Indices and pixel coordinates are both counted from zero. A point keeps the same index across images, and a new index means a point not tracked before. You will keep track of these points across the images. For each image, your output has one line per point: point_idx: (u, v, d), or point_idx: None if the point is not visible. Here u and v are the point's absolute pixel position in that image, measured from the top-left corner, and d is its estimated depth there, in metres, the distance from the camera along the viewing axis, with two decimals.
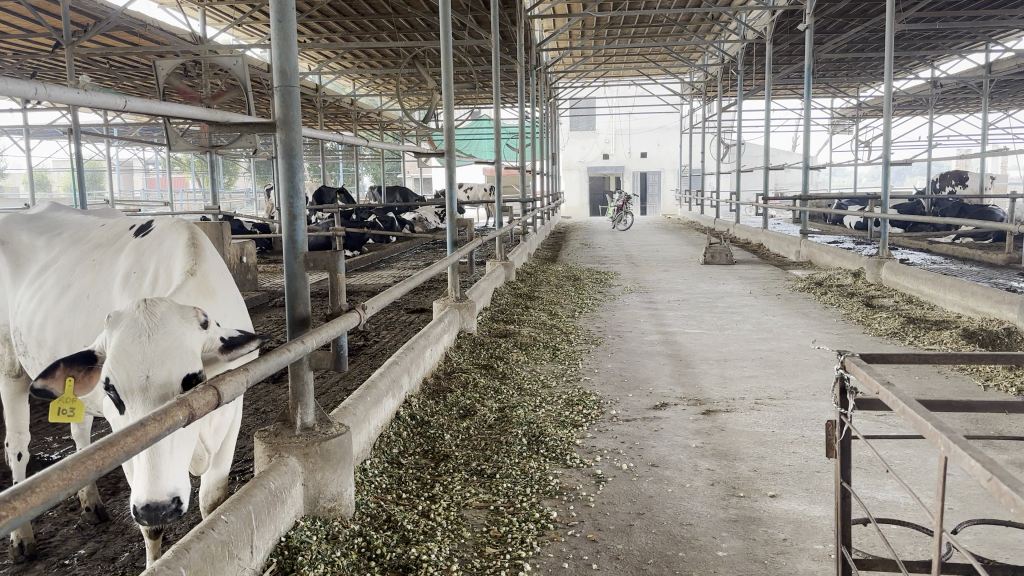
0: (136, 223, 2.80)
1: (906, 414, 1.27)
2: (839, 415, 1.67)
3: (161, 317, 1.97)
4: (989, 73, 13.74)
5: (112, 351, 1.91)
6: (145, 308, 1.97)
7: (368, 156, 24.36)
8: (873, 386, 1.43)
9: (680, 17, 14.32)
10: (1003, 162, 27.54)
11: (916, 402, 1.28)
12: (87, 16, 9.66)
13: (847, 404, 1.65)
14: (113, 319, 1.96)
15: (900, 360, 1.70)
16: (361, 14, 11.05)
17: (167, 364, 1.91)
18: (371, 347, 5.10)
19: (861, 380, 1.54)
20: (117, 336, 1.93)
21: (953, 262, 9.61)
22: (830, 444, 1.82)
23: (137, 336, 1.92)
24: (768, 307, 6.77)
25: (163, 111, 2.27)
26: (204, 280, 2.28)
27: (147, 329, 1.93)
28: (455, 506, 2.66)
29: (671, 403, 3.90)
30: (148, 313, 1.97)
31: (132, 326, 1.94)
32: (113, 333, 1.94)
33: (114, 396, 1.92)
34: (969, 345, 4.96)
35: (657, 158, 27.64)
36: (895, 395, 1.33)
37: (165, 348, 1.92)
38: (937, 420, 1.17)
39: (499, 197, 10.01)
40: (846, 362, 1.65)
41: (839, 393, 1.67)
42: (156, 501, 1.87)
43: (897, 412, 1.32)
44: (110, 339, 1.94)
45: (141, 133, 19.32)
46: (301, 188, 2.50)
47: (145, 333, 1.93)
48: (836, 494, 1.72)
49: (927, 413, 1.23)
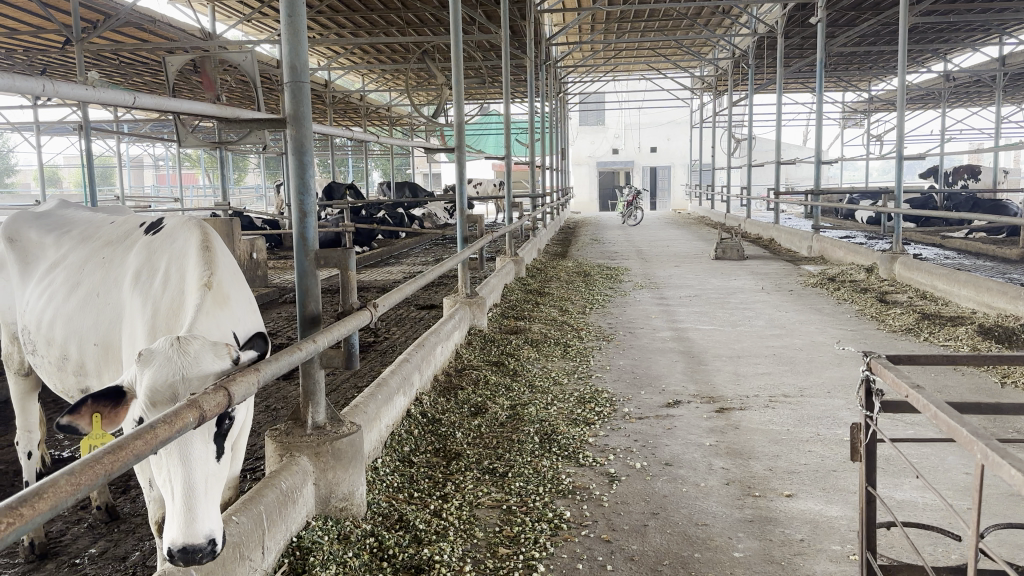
0: (147, 220, 2.78)
1: (938, 417, 1.23)
2: (865, 418, 1.65)
3: (195, 352, 1.80)
4: (1002, 66, 13.61)
5: (145, 394, 1.74)
6: (179, 345, 1.79)
7: (377, 151, 24.35)
8: (902, 389, 1.40)
9: (691, 11, 14.22)
10: (1016, 157, 27.25)
11: (949, 405, 1.24)
12: (97, 13, 9.67)
13: (873, 407, 1.63)
14: (144, 357, 1.77)
15: (926, 362, 1.67)
16: (370, 9, 11.03)
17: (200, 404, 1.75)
18: (381, 343, 5.08)
19: (888, 382, 1.50)
20: (149, 377, 1.74)
21: (967, 257, 9.51)
22: (853, 448, 1.80)
23: (170, 375, 1.74)
24: (780, 303, 6.72)
25: (172, 108, 2.25)
26: (219, 284, 2.25)
27: (181, 368, 1.75)
28: (466, 506, 2.63)
29: (684, 401, 3.87)
30: (181, 350, 1.79)
31: (165, 362, 1.76)
32: (142, 373, 1.76)
33: None
34: (986, 340, 4.89)
35: (667, 153, 27.51)
36: (925, 398, 1.30)
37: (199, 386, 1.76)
38: (972, 427, 1.13)
39: (509, 192, 9.96)
40: (872, 364, 1.62)
41: (865, 395, 1.66)
42: (191, 544, 1.66)
43: (928, 416, 1.28)
44: (141, 379, 1.76)
45: (151, 130, 19.37)
46: (311, 185, 2.48)
47: (179, 372, 1.75)
48: (861, 499, 1.71)
49: (961, 417, 1.19)
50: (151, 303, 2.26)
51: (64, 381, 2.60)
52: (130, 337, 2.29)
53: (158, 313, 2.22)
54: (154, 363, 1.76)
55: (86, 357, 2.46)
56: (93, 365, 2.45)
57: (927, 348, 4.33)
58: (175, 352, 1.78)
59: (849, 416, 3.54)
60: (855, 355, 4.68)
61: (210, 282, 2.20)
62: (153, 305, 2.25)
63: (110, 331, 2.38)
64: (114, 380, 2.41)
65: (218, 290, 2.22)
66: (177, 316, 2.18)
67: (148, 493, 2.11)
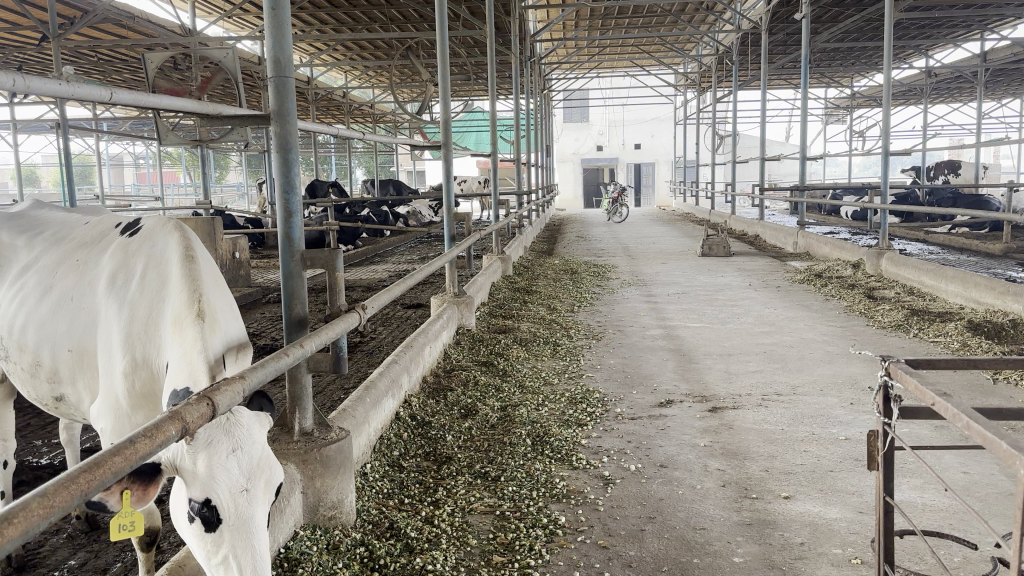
0: (122, 221, 2.67)
1: (971, 428, 1.18)
2: (882, 425, 1.68)
3: (244, 420, 1.67)
4: (984, 62, 13.70)
5: (205, 470, 1.58)
6: (228, 422, 1.65)
7: (361, 149, 24.22)
8: (928, 396, 1.36)
9: (674, 7, 14.19)
10: (997, 152, 27.45)
11: (980, 415, 1.20)
12: (74, 10, 9.48)
13: (891, 414, 1.66)
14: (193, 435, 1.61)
15: (949, 364, 1.65)
16: (353, 5, 10.93)
17: (261, 474, 1.62)
18: (367, 344, 5.01)
19: (911, 389, 1.50)
20: (209, 456, 1.59)
21: (950, 252, 9.57)
22: (870, 456, 1.80)
23: (228, 446, 1.61)
24: (768, 300, 6.70)
25: (152, 103, 2.16)
26: (207, 296, 2.13)
27: (237, 443, 1.62)
28: (459, 512, 2.57)
29: (677, 400, 3.81)
30: (232, 424, 1.65)
31: (218, 431, 1.63)
32: (199, 452, 1.60)
33: (204, 514, 1.56)
34: (976, 336, 4.88)
35: (651, 150, 27.58)
36: (954, 406, 1.25)
37: (259, 456, 1.64)
38: (1007, 436, 1.10)
39: (495, 189, 9.85)
40: (891, 369, 1.62)
41: (883, 401, 1.67)
42: None
43: (958, 425, 1.24)
44: (197, 460, 1.59)
45: (130, 128, 19.13)
46: (296, 182, 2.40)
47: (238, 442, 1.63)
48: (879, 510, 1.69)
49: (993, 426, 1.16)
50: (130, 308, 2.19)
51: (37, 388, 2.50)
52: (107, 344, 2.21)
53: (138, 321, 2.16)
54: (206, 435, 1.62)
55: (60, 363, 2.37)
56: (67, 372, 2.36)
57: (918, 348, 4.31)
58: (223, 422, 1.65)
59: (842, 414, 3.50)
60: (846, 352, 4.66)
61: (198, 296, 2.09)
62: (132, 311, 2.18)
63: (85, 337, 2.30)
64: (89, 387, 2.33)
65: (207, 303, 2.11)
66: (161, 326, 2.11)
67: None
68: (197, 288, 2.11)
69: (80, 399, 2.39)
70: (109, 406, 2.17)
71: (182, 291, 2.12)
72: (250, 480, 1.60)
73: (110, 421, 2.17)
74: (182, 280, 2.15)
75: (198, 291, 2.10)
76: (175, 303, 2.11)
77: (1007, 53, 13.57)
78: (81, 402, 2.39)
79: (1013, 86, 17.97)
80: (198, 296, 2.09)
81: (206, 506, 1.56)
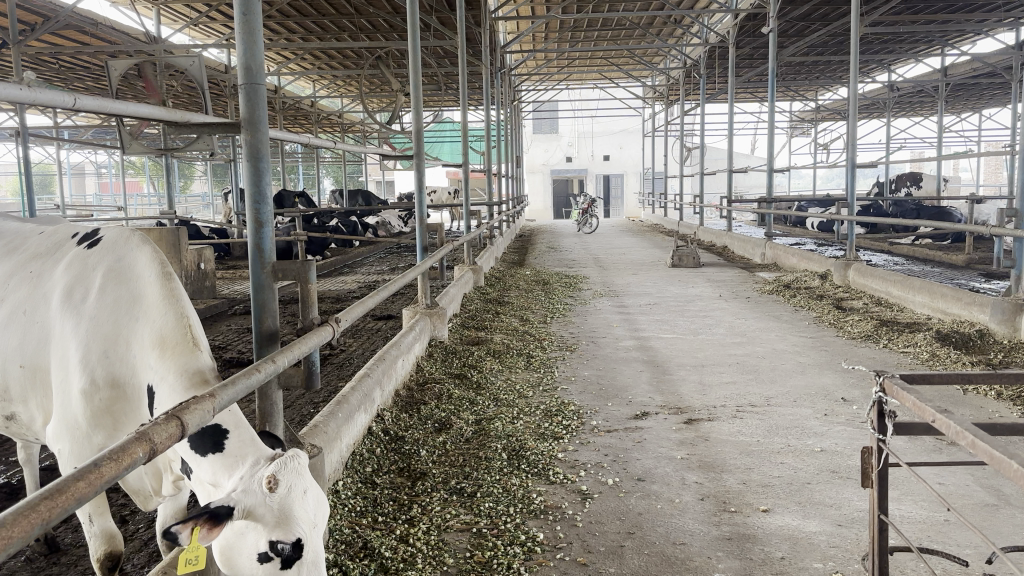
0: (78, 229, 2.56)
1: (975, 446, 1.23)
2: (876, 441, 1.73)
3: (308, 462, 1.72)
4: (944, 76, 14.01)
5: (292, 507, 1.62)
6: (295, 465, 1.69)
7: (329, 159, 24.06)
8: (928, 413, 1.42)
9: (643, 20, 14.30)
10: (957, 166, 28.06)
11: (983, 433, 1.26)
12: (33, 15, 9.25)
13: (885, 429, 1.71)
14: (272, 477, 1.64)
15: (941, 379, 1.71)
16: (321, 14, 10.88)
17: (326, 511, 1.68)
18: (337, 356, 4.94)
19: (909, 406, 1.54)
20: (291, 494, 1.63)
21: (915, 263, 9.72)
22: (863, 473, 1.86)
23: (302, 486, 1.65)
24: (738, 311, 6.73)
25: (117, 110, 2.05)
26: (186, 316, 2.08)
27: (306, 482, 1.67)
28: (434, 529, 2.51)
29: (652, 412, 3.79)
30: (296, 465, 1.70)
31: (293, 475, 1.67)
32: (284, 490, 1.64)
33: (284, 552, 1.58)
34: (945, 346, 4.94)
35: (620, 161, 27.81)
36: (956, 424, 1.31)
37: (323, 495, 1.69)
38: (1016, 454, 1.13)
39: (466, 200, 9.78)
40: (886, 385, 1.67)
41: (877, 416, 1.72)
42: None
43: (961, 443, 1.29)
44: (283, 500, 1.63)
45: (93, 137, 18.81)
46: (267, 193, 2.33)
47: (309, 483, 1.68)
48: (874, 528, 1.77)
49: (998, 445, 1.20)
50: (92, 326, 2.11)
51: None
52: (63, 363, 2.13)
53: (105, 340, 2.08)
54: (282, 481, 1.66)
55: (11, 380, 2.26)
56: (18, 390, 2.26)
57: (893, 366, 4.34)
58: (291, 465, 1.69)
59: (816, 426, 3.50)
60: (819, 363, 4.69)
61: (178, 320, 2.04)
62: (96, 328, 2.10)
63: (39, 352, 2.21)
64: (42, 406, 2.23)
65: (186, 324, 2.06)
66: (135, 349, 2.06)
67: (89, 528, 2.14)
68: (178, 310, 2.07)
69: (31, 418, 2.29)
70: (66, 427, 2.08)
71: (163, 311, 2.07)
72: (318, 517, 1.65)
73: (67, 444, 2.08)
74: (159, 300, 2.09)
75: (180, 314, 2.06)
76: (154, 324, 2.05)
77: (967, 69, 13.89)
78: (31, 421, 2.29)
79: (971, 100, 18.40)
80: (184, 319, 2.05)
81: (292, 544, 1.58)
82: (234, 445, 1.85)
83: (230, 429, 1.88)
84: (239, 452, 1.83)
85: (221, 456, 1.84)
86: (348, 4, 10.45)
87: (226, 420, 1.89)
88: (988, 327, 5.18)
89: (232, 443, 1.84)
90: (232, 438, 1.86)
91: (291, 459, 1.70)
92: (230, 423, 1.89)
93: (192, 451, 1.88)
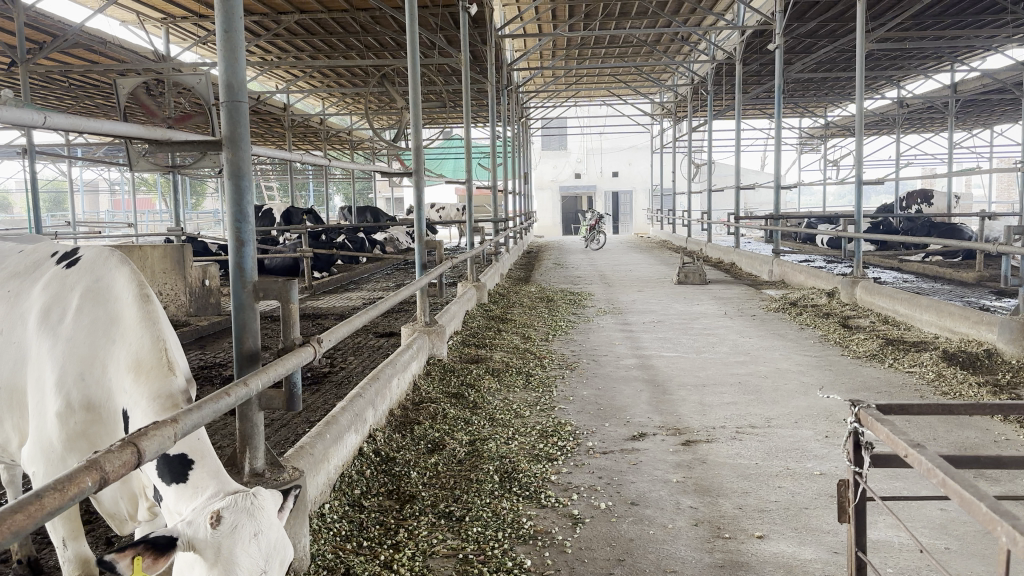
0: (58, 248, 2.54)
1: (946, 485, 1.20)
2: (853, 474, 1.73)
3: (266, 503, 1.63)
4: (954, 93, 13.92)
5: (232, 550, 1.53)
6: (251, 506, 1.61)
7: (338, 176, 24.14)
8: (901, 447, 1.38)
9: (650, 37, 14.29)
10: (969, 182, 27.90)
11: (952, 470, 1.22)
12: (42, 34, 9.32)
13: (862, 462, 1.70)
14: (216, 518, 1.57)
15: (919, 412, 1.69)
16: (329, 32, 10.95)
17: (279, 557, 1.58)
18: (335, 374, 4.89)
19: (883, 437, 1.52)
20: (236, 536, 1.55)
21: (924, 280, 9.62)
22: (841, 507, 1.87)
23: (251, 529, 1.56)
24: (743, 329, 6.64)
25: (92, 129, 2.02)
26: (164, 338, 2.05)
27: (258, 525, 1.58)
28: (419, 555, 2.46)
29: (650, 434, 3.72)
30: (252, 505, 1.61)
31: (243, 515, 1.59)
32: (227, 532, 1.56)
33: None
34: (951, 366, 4.85)
35: (628, 177, 27.85)
36: (927, 460, 1.28)
37: (277, 538, 1.59)
38: (987, 497, 1.10)
39: (471, 216, 9.72)
40: (860, 417, 1.65)
41: (853, 449, 1.72)
42: None
43: (933, 480, 1.26)
44: (224, 541, 1.55)
45: (105, 154, 18.99)
46: (248, 212, 2.31)
47: (264, 526, 1.59)
48: (852, 561, 1.77)
49: (974, 488, 1.15)
50: (68, 347, 2.08)
51: None
52: (40, 384, 2.10)
53: (81, 361, 2.05)
54: (230, 519, 1.58)
55: None
56: None
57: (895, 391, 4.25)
58: (246, 506, 1.61)
59: (816, 448, 3.43)
60: (821, 383, 4.61)
61: (154, 342, 2.01)
62: (72, 349, 2.08)
63: (16, 373, 2.18)
64: (17, 427, 2.21)
65: (163, 347, 2.02)
66: (111, 371, 2.03)
67: (62, 552, 2.10)
68: (153, 333, 2.03)
69: (7, 439, 2.25)
70: (40, 448, 2.05)
71: (141, 333, 2.04)
72: (268, 563, 1.55)
73: (40, 466, 2.05)
74: (137, 322, 2.06)
75: (156, 336, 2.03)
76: (132, 348, 2.02)
77: (977, 85, 13.77)
78: (6, 442, 2.26)
79: (982, 116, 18.27)
80: (161, 341, 2.01)
81: None
82: (197, 477, 1.82)
83: (195, 460, 1.84)
84: (201, 485, 1.80)
85: (184, 488, 1.81)
86: (354, 23, 10.48)
87: (190, 448, 1.86)
88: (997, 347, 5.08)
89: (196, 474, 1.81)
90: (195, 470, 1.82)
91: (247, 498, 1.63)
92: (195, 453, 1.85)
93: (160, 479, 1.86)
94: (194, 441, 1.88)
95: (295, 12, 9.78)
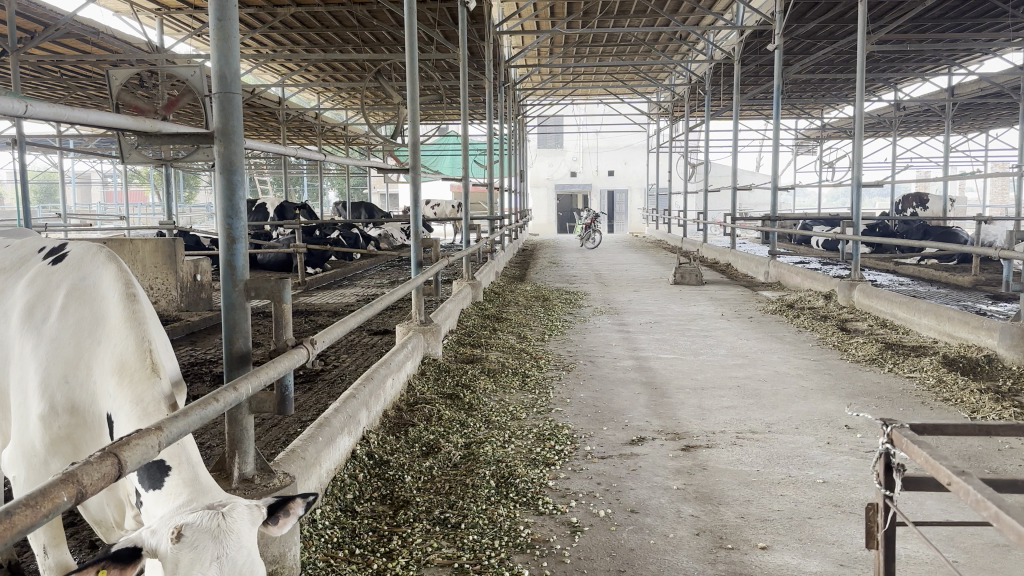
0: (46, 244, 2.45)
1: (997, 519, 1.13)
2: (883, 496, 1.68)
3: (238, 523, 1.55)
4: (952, 96, 13.90)
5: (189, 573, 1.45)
6: (220, 526, 1.53)
7: (333, 172, 24.01)
8: (944, 474, 1.33)
9: (648, 36, 14.23)
10: (963, 186, 27.95)
11: (1005, 501, 1.16)
12: (33, 24, 9.22)
13: (892, 485, 1.66)
14: (180, 535, 1.49)
15: (952, 431, 1.63)
16: (325, 26, 10.84)
17: None
18: (329, 372, 4.81)
19: (920, 460, 1.46)
20: (195, 557, 1.47)
21: (920, 283, 9.57)
22: (869, 532, 1.81)
23: (214, 553, 1.47)
24: (741, 331, 6.58)
25: (75, 120, 1.92)
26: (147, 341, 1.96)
27: (222, 550, 1.49)
28: (413, 564, 2.38)
29: (648, 438, 3.65)
30: (222, 525, 1.53)
31: (207, 536, 1.50)
32: (186, 551, 1.48)
33: None
34: (951, 372, 4.80)
35: (624, 176, 27.87)
36: (977, 492, 1.22)
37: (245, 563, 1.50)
38: None
39: (466, 214, 9.40)
40: (895, 437, 1.60)
41: (884, 470, 1.67)
42: None
43: (981, 512, 1.20)
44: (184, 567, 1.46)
45: (97, 146, 18.80)
46: (240, 209, 2.23)
47: (233, 547, 1.50)
48: None
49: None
50: (50, 348, 2.00)
51: None
52: (22, 386, 2.02)
53: (64, 362, 1.98)
54: (194, 538, 1.50)
55: None
56: None
57: (897, 403, 4.18)
58: (214, 526, 1.53)
59: (819, 455, 3.36)
60: (821, 387, 4.55)
61: (140, 344, 1.93)
62: (54, 349, 2.00)
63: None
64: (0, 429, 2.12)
65: (149, 352, 1.93)
66: (96, 373, 1.95)
67: (43, 560, 2.02)
68: (139, 334, 1.94)
69: None
70: (21, 453, 1.97)
71: (125, 334, 1.95)
72: None
73: (21, 469, 1.97)
74: (123, 323, 1.97)
75: (141, 336, 1.94)
76: (117, 350, 1.93)
77: (975, 88, 13.76)
78: None
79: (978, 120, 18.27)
80: (146, 344, 1.92)
81: None
82: (173, 484, 1.74)
83: (173, 466, 1.76)
84: (177, 492, 1.73)
85: (161, 494, 1.74)
86: (351, 17, 10.39)
87: (170, 454, 1.78)
88: (996, 352, 5.02)
89: (172, 481, 1.74)
90: (172, 476, 1.75)
91: (220, 515, 1.55)
92: (174, 459, 1.77)
93: (140, 485, 1.78)
94: (175, 447, 1.80)
95: (292, 5, 9.70)
